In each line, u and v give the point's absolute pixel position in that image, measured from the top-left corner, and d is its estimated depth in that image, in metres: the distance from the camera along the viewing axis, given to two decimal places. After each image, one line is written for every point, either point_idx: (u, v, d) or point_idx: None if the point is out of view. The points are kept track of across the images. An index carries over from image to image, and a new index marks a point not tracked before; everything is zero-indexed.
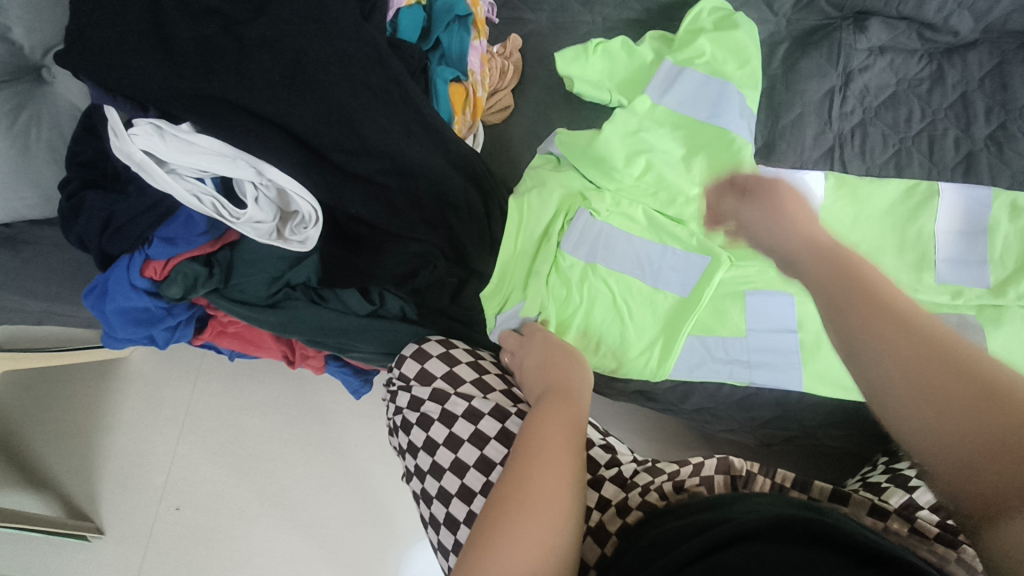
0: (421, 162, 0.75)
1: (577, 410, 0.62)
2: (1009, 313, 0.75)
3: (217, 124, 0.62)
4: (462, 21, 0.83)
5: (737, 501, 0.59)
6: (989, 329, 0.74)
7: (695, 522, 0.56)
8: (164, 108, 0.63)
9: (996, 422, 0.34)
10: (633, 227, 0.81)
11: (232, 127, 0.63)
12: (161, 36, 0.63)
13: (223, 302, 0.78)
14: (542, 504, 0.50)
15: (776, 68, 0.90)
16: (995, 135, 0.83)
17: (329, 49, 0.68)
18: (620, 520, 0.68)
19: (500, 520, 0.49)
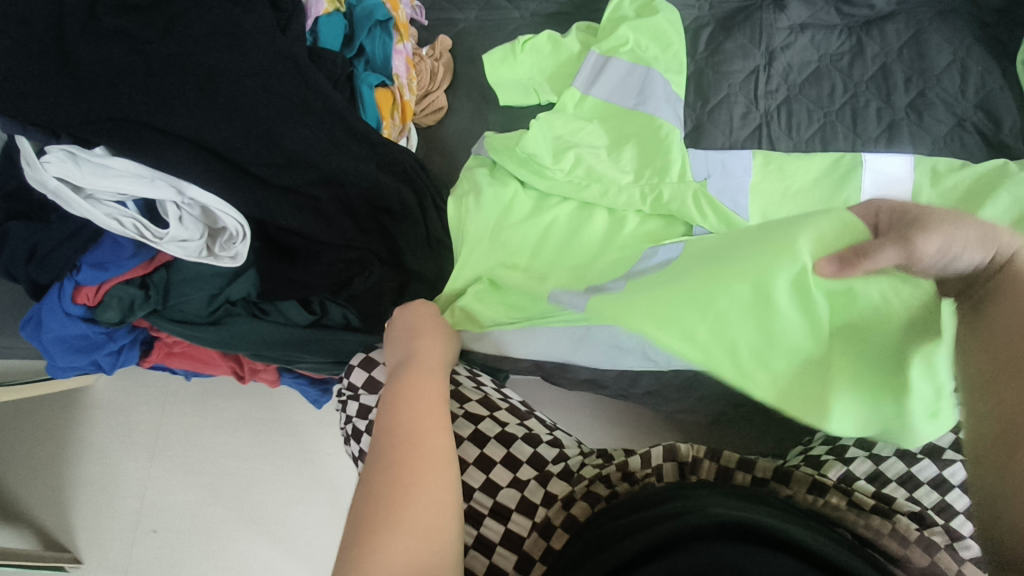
0: (348, 168, 0.74)
1: (439, 389, 0.66)
2: None
3: (129, 149, 0.63)
4: (384, 25, 0.84)
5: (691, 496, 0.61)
6: None
7: (639, 518, 0.59)
8: (80, 134, 0.63)
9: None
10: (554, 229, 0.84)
11: (146, 148, 0.64)
12: (64, 57, 0.62)
13: (164, 322, 0.79)
14: (427, 505, 0.54)
15: (702, 52, 0.92)
16: (915, 104, 0.85)
17: (243, 62, 0.68)
18: (565, 513, 0.68)
19: (375, 535, 0.51)
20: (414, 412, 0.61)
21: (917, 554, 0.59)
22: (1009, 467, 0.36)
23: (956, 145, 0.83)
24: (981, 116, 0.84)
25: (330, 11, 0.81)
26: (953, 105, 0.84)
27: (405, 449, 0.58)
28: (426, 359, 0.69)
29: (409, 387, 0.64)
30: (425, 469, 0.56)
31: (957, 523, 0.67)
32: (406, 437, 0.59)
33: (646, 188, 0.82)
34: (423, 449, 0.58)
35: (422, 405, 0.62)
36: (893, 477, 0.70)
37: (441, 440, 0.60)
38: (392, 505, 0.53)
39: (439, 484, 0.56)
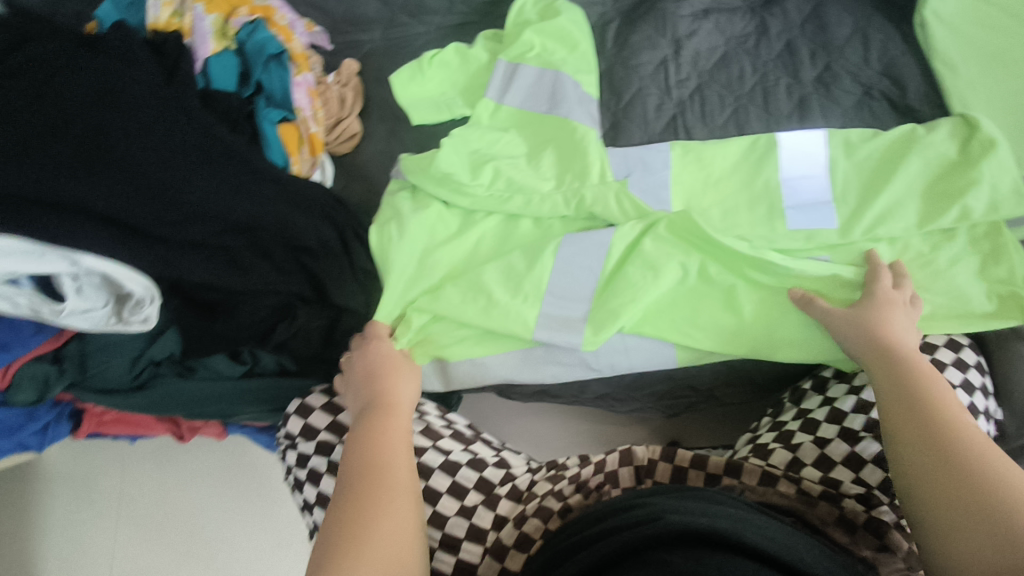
0: (257, 214, 0.72)
1: (399, 422, 0.68)
2: (856, 250, 0.77)
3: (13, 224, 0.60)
4: (280, 58, 0.80)
5: (647, 502, 0.61)
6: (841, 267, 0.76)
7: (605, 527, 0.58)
8: None
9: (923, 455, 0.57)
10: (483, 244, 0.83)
11: (34, 224, 0.61)
12: None
13: (88, 394, 0.76)
14: (392, 540, 0.55)
15: (611, 48, 0.91)
16: (822, 77, 0.86)
17: (124, 120, 0.65)
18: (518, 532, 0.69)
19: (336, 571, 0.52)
20: (381, 452, 0.63)
21: (866, 538, 0.62)
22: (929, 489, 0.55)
23: (867, 115, 0.83)
24: (887, 82, 0.85)
25: (219, 51, 0.78)
26: (859, 75, 0.85)
27: (371, 487, 0.59)
28: (390, 396, 0.70)
29: (377, 427, 0.66)
30: (392, 505, 0.58)
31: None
32: (372, 474, 0.60)
33: (568, 194, 0.81)
34: (389, 486, 0.60)
35: (384, 442, 0.64)
36: (839, 459, 0.70)
37: (404, 473, 0.61)
38: (359, 538, 0.54)
39: (402, 518, 0.58)
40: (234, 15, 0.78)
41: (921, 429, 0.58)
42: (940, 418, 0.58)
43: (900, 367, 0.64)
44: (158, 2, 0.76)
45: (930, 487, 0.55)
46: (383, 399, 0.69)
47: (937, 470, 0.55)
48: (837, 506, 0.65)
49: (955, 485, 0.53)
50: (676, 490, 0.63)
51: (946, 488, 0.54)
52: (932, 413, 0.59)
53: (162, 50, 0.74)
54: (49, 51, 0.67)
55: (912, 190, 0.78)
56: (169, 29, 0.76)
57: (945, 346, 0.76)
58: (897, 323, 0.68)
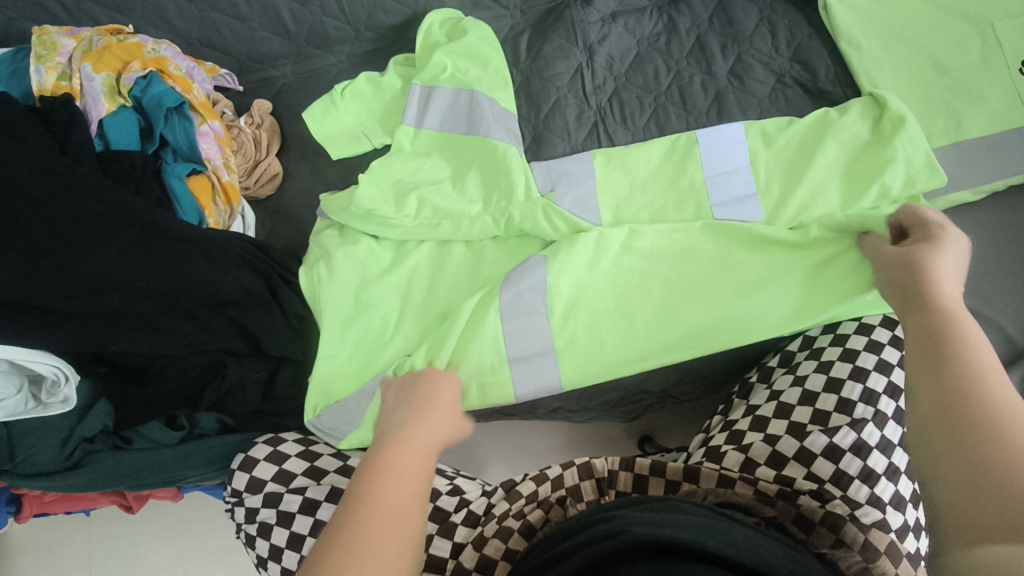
0: (171, 277, 0.69)
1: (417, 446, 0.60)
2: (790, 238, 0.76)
3: None
4: (180, 109, 0.77)
5: (625, 512, 0.55)
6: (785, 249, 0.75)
7: (590, 534, 0.52)
8: None
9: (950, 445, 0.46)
10: (416, 275, 0.80)
11: None
12: None
13: (20, 480, 0.72)
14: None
15: (524, 60, 0.90)
16: (734, 69, 0.86)
17: (12, 197, 0.63)
18: (478, 554, 0.67)
19: None
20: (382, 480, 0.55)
21: (822, 536, 0.60)
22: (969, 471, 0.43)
23: (782, 102, 0.84)
24: (798, 68, 0.85)
25: (114, 111, 0.75)
26: (770, 63, 0.86)
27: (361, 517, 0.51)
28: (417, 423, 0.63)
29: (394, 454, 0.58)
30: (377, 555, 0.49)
31: (854, 490, 0.68)
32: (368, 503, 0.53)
33: (495, 214, 0.79)
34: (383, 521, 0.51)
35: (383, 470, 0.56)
36: (791, 454, 0.70)
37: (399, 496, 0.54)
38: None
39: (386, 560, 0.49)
40: (126, 71, 0.75)
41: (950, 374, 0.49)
42: (949, 359, 0.50)
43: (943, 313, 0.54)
44: (41, 66, 0.73)
45: (952, 423, 0.46)
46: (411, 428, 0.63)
47: (955, 412, 0.47)
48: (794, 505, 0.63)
49: (965, 439, 0.45)
50: (641, 503, 0.59)
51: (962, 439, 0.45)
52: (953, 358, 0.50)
53: (51, 117, 0.70)
54: None
55: (832, 172, 0.78)
56: (58, 94, 0.73)
57: (880, 325, 0.74)
58: (950, 269, 0.58)
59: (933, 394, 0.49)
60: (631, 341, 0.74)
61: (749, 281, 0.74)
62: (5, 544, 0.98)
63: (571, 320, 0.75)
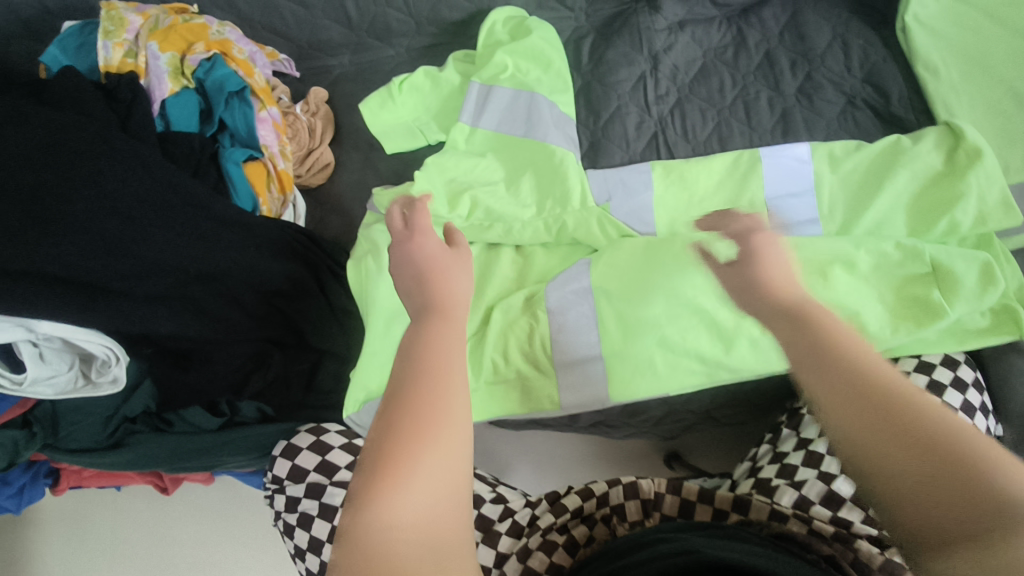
0: (225, 262, 0.69)
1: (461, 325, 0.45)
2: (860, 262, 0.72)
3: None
4: (241, 94, 0.77)
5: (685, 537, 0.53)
6: (846, 273, 0.72)
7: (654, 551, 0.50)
8: None
9: (903, 455, 0.37)
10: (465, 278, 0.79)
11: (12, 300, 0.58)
12: None
13: (61, 454, 0.72)
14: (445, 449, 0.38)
15: (586, 64, 0.88)
16: (803, 88, 0.83)
17: (76, 170, 0.61)
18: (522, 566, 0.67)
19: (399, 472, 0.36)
20: (431, 352, 0.42)
21: None
22: (925, 485, 0.36)
23: (851, 125, 0.81)
24: (870, 90, 0.83)
25: (177, 91, 0.74)
26: (842, 83, 0.83)
27: (406, 444, 0.37)
28: (449, 297, 0.47)
29: (431, 356, 0.41)
30: (437, 455, 0.37)
31: None
32: (409, 417, 0.38)
33: (549, 221, 0.78)
34: (441, 443, 0.38)
35: (435, 341, 0.43)
36: (846, 495, 0.69)
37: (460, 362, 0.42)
38: (369, 498, 0.36)
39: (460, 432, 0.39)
40: (190, 52, 0.74)
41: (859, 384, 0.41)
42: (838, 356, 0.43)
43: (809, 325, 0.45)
44: (109, 42, 0.72)
45: (882, 434, 0.39)
46: (436, 327, 0.43)
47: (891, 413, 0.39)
48: (850, 548, 0.61)
49: (905, 431, 0.38)
50: (700, 528, 0.57)
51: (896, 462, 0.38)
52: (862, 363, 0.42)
53: (116, 95, 0.70)
54: None
55: (899, 202, 0.76)
56: (124, 71, 0.72)
57: (941, 364, 0.72)
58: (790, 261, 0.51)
59: (841, 410, 0.41)
60: (685, 360, 0.72)
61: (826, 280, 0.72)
62: (37, 512, 0.99)
63: (623, 336, 0.72)
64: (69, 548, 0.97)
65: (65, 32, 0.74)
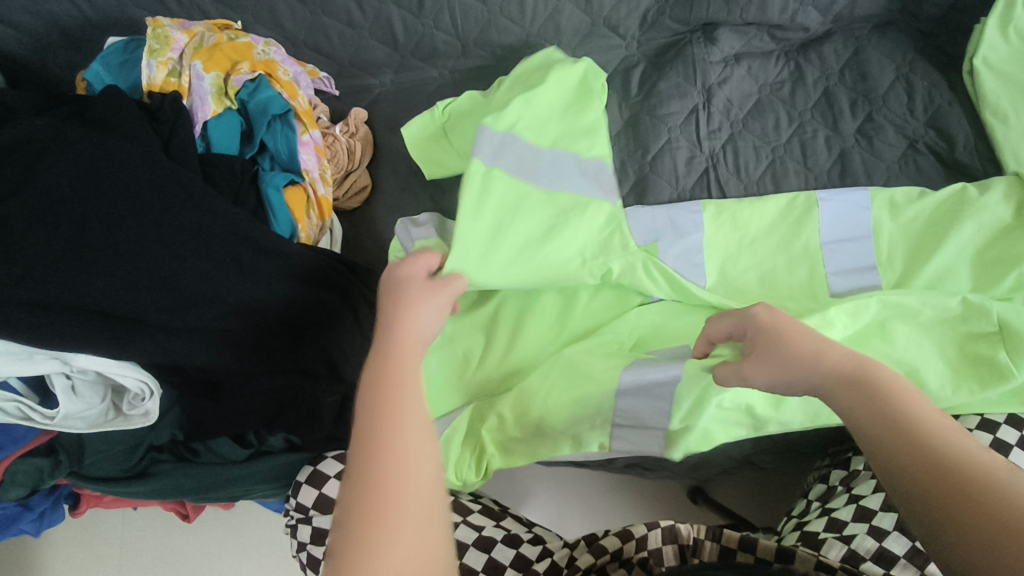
0: (262, 294, 0.67)
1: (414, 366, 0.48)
2: (924, 315, 0.68)
3: (32, 336, 0.57)
4: (284, 117, 0.74)
5: None
6: (907, 324, 0.69)
7: None
8: None
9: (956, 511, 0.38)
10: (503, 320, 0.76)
11: (48, 332, 0.58)
12: None
13: (85, 483, 0.70)
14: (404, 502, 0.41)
15: (635, 95, 0.85)
16: (863, 128, 0.80)
17: (120, 202, 0.61)
18: None
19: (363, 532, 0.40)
20: (390, 400, 0.45)
21: None
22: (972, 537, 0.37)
23: (912, 170, 0.78)
24: (932, 134, 0.79)
25: (220, 113, 0.72)
26: (904, 126, 0.80)
27: (371, 504, 0.41)
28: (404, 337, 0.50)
29: (385, 410, 0.44)
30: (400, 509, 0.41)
31: None
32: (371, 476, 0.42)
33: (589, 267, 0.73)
34: (405, 514, 0.41)
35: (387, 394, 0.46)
36: (901, 553, 0.63)
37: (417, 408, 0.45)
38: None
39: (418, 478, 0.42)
40: (235, 72, 0.72)
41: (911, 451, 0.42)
42: (884, 408, 0.44)
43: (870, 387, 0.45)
44: (153, 60, 0.70)
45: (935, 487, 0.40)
46: (390, 386, 0.46)
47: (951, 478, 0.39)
48: None
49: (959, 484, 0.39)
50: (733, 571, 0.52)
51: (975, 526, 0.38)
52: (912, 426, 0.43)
53: (158, 116, 0.69)
54: (34, 131, 0.62)
55: (964, 253, 0.72)
56: (167, 91, 0.70)
57: (1005, 424, 0.67)
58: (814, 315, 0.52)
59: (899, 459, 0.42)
60: (738, 414, 0.67)
61: (884, 333, 0.69)
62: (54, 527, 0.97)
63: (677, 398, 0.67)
64: (85, 565, 0.95)
65: (109, 48, 0.72)
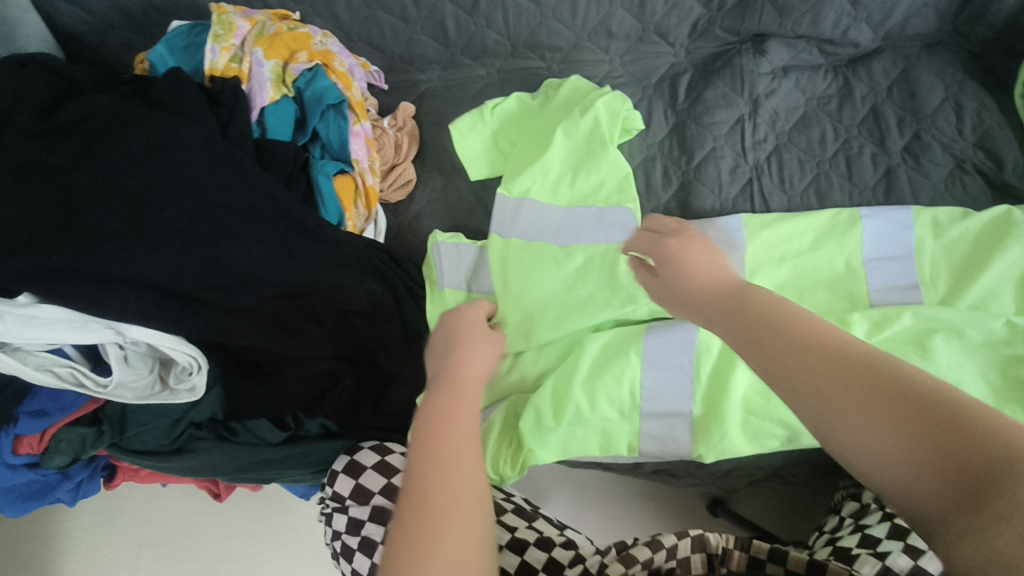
0: (308, 279, 0.68)
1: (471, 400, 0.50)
2: (969, 335, 0.67)
3: (88, 304, 0.58)
4: (338, 108, 0.76)
5: None
6: (954, 342, 0.68)
7: None
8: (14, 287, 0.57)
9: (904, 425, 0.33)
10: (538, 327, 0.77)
11: (105, 301, 0.59)
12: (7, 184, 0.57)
13: (125, 455, 0.71)
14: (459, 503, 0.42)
15: (682, 102, 0.86)
16: (910, 147, 0.80)
17: (176, 178, 0.62)
18: None
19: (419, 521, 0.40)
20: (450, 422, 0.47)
21: None
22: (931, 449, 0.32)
23: (959, 191, 0.77)
24: (980, 155, 0.79)
25: (277, 100, 0.73)
26: (951, 145, 0.79)
27: (429, 500, 0.42)
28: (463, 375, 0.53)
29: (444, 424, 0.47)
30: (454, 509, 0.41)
31: None
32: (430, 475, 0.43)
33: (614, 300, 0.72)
34: (451, 522, 0.41)
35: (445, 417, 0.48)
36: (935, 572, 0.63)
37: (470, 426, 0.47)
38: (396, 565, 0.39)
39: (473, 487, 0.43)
40: (294, 61, 0.74)
41: (819, 351, 0.37)
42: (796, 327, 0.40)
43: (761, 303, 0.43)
44: (217, 45, 0.72)
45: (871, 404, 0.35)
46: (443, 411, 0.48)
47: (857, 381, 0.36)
48: None
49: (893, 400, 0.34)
50: None
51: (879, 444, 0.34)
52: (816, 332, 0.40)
53: (219, 100, 0.70)
54: (99, 107, 0.64)
55: (1009, 276, 0.70)
56: (228, 76, 0.72)
57: None
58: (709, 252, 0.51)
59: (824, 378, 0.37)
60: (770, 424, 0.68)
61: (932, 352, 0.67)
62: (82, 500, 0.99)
63: (708, 401, 0.70)
64: (112, 540, 0.96)
65: (173, 31, 0.73)
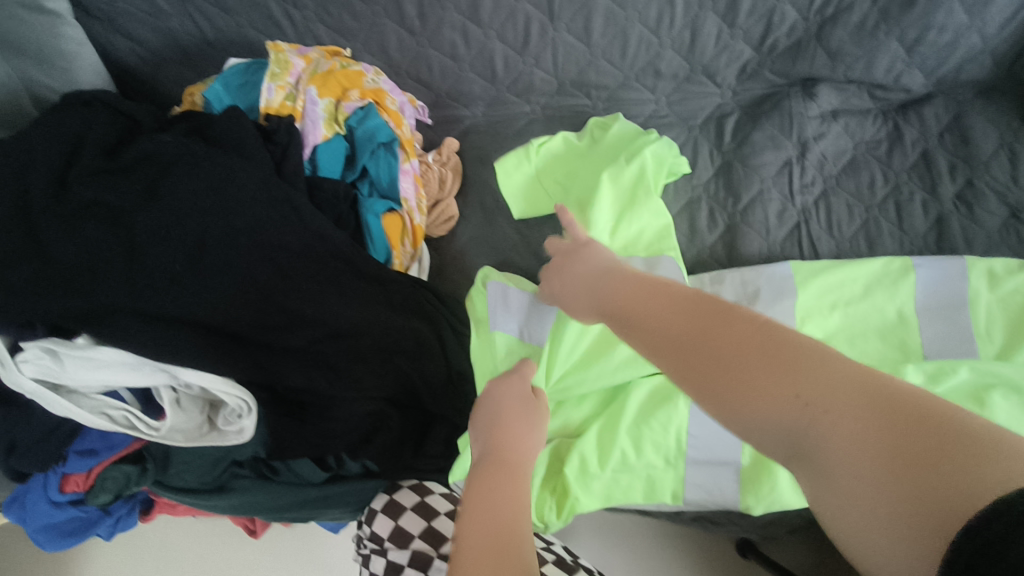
0: (358, 321, 0.67)
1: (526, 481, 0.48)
2: None
3: (147, 345, 0.58)
4: (388, 146, 0.76)
5: None
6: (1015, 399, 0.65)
7: None
8: (72, 326, 0.58)
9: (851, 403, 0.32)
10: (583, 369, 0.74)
11: (160, 342, 0.58)
12: (67, 223, 0.58)
13: (166, 492, 0.71)
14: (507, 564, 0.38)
15: (728, 143, 0.86)
16: (963, 194, 0.79)
17: (237, 220, 0.62)
18: None
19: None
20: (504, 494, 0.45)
21: None
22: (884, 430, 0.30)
23: (1014, 241, 0.76)
24: None
25: (329, 137, 0.74)
26: (1006, 193, 0.77)
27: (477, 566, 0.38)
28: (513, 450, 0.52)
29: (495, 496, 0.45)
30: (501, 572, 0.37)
31: None
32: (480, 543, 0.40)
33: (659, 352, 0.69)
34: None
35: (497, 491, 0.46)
36: None
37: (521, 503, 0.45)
38: None
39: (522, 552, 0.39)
40: (346, 99, 0.74)
41: (759, 336, 0.36)
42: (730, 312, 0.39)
43: (713, 314, 0.39)
44: (273, 84, 0.72)
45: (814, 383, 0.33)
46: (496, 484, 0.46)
47: (795, 366, 0.34)
48: None
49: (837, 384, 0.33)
50: None
51: (840, 456, 0.31)
52: (769, 335, 0.36)
53: (274, 138, 0.70)
54: (161, 145, 0.64)
55: None
56: (283, 114, 0.72)
57: None
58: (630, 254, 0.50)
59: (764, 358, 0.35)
60: None
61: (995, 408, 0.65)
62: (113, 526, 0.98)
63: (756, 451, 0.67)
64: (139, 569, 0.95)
65: (230, 69, 0.74)
